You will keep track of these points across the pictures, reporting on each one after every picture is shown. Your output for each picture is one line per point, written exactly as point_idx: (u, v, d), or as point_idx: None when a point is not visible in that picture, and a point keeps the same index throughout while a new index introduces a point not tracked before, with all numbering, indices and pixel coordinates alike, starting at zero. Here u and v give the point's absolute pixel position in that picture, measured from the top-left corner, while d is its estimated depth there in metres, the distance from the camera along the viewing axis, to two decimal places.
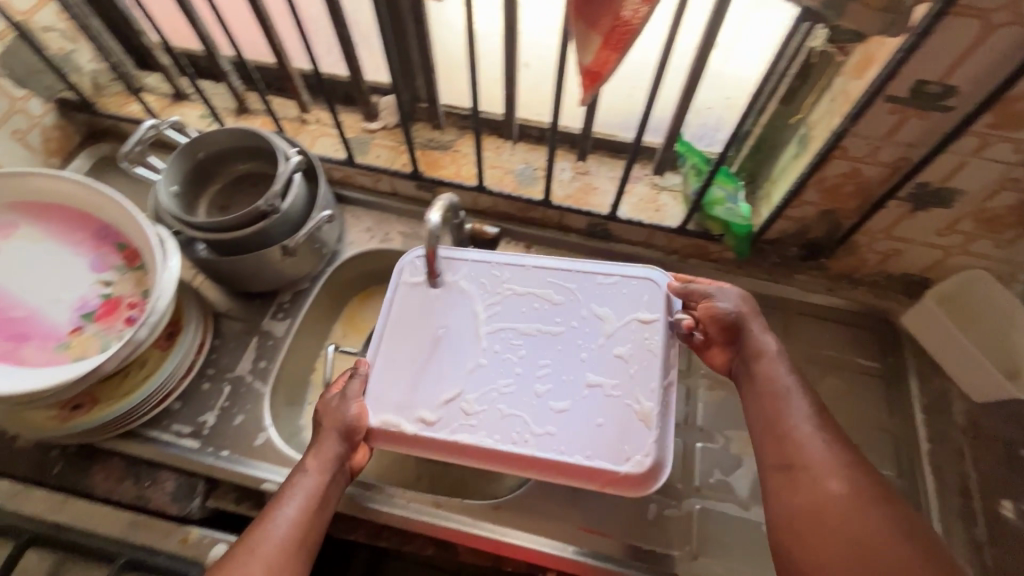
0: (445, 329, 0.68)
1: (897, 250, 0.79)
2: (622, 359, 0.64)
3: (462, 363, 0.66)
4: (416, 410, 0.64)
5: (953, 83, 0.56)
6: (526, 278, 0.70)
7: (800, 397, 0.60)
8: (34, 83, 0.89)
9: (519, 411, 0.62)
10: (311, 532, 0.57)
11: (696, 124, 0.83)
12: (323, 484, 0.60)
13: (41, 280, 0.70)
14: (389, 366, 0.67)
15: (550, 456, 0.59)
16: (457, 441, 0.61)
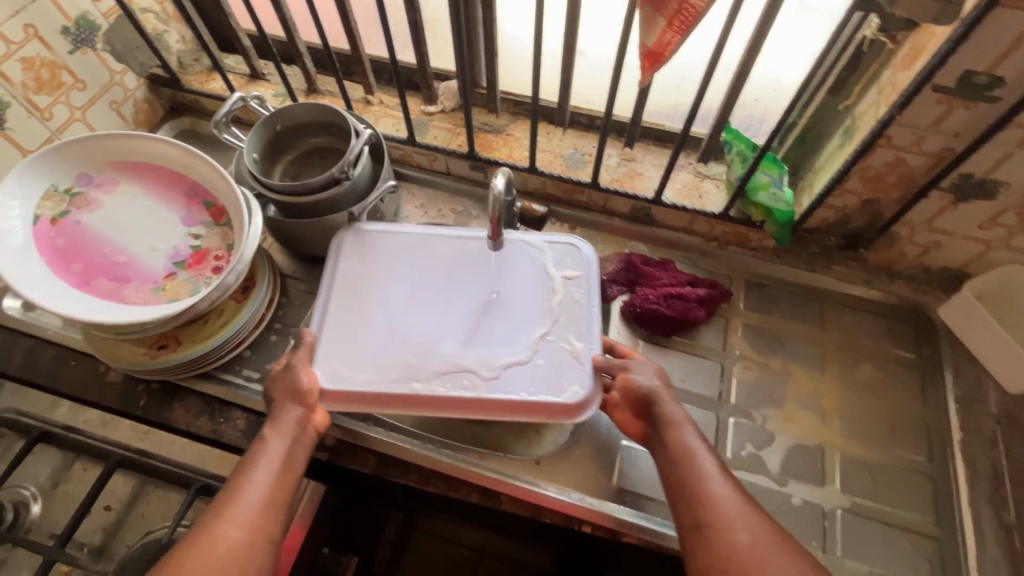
0: (385, 303, 0.77)
1: (937, 243, 0.81)
2: (554, 309, 0.75)
3: (405, 331, 0.74)
4: (365, 370, 0.71)
5: (1000, 74, 0.59)
6: (464, 256, 0.80)
7: (705, 454, 0.61)
8: (131, 59, 0.98)
9: (468, 360, 0.72)
10: (283, 491, 0.61)
11: (742, 115, 0.86)
12: (286, 448, 0.64)
13: (139, 231, 0.78)
14: (337, 335, 0.74)
15: (499, 395, 0.69)
16: (404, 387, 0.70)
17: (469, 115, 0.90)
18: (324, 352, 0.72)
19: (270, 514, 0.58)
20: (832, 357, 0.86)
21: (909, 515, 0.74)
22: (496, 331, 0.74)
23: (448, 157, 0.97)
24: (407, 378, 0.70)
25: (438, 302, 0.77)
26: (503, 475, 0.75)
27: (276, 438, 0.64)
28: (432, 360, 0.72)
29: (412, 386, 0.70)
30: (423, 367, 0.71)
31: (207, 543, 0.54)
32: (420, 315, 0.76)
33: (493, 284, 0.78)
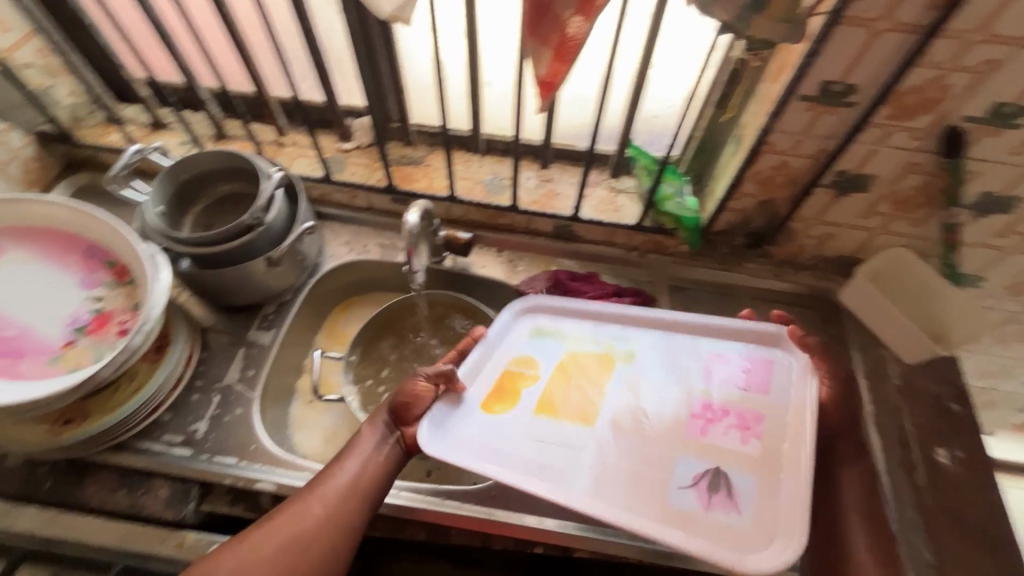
0: (543, 461, 0.67)
1: (830, 234, 0.88)
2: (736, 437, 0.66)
3: (587, 424, 0.70)
4: (557, 340, 0.79)
5: (852, 82, 0.66)
6: (573, 456, 0.67)
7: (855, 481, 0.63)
8: (15, 116, 0.93)
9: (736, 398, 0.69)
10: (363, 488, 0.67)
11: (645, 131, 0.91)
12: (376, 445, 0.71)
13: (32, 300, 0.72)
14: (508, 363, 0.77)
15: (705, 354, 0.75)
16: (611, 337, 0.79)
17: (384, 150, 0.91)
18: (520, 335, 0.80)
19: (350, 506, 0.65)
20: None
21: None
22: (728, 441, 0.66)
23: (368, 193, 0.97)
24: (639, 354, 0.76)
25: (635, 454, 0.67)
26: (444, 507, 0.73)
27: (367, 434, 0.71)
28: (681, 375, 0.73)
29: (645, 350, 0.77)
30: (661, 377, 0.73)
31: (296, 518, 0.63)
32: (632, 479, 0.65)
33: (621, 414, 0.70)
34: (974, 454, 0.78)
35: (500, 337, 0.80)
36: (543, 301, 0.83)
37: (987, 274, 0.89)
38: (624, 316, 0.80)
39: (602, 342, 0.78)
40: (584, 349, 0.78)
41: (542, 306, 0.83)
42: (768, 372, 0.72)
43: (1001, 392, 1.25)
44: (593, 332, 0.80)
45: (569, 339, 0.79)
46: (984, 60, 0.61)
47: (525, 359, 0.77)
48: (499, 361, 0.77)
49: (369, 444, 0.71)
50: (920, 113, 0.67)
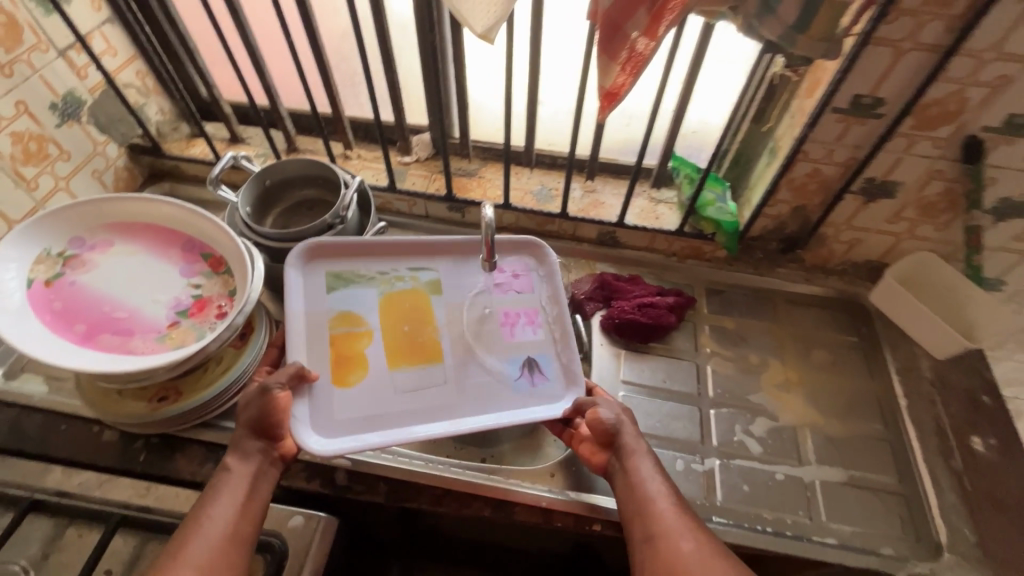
0: (403, 405, 0.74)
1: (858, 239, 0.95)
2: (529, 332, 0.81)
3: (431, 359, 0.78)
4: (360, 267, 0.82)
5: (880, 95, 0.74)
6: (427, 394, 0.75)
7: (657, 476, 0.66)
8: (113, 130, 1.03)
9: (512, 302, 0.83)
10: (244, 529, 0.61)
11: (684, 145, 0.99)
12: (250, 480, 0.65)
13: (138, 287, 0.79)
14: (333, 329, 0.77)
15: (449, 270, 0.84)
16: (352, 258, 0.83)
17: (447, 161, 1.00)
18: (323, 291, 0.79)
19: (227, 550, 0.58)
20: (789, 347, 0.97)
21: (876, 476, 0.83)
22: (526, 335, 0.81)
23: (427, 201, 1.06)
24: (441, 280, 0.83)
25: (463, 368, 0.78)
26: (511, 484, 0.78)
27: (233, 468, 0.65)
28: (482, 291, 0.83)
29: (445, 274, 0.84)
30: (469, 298, 0.82)
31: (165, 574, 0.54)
32: (471, 398, 0.76)
33: (466, 356, 0.79)
34: None
35: (311, 296, 0.78)
36: (318, 259, 0.81)
37: None
38: (422, 248, 0.85)
39: (405, 276, 0.83)
40: (397, 289, 0.82)
41: (347, 266, 0.82)
42: (522, 277, 0.85)
43: None
44: (388, 269, 0.83)
45: (380, 283, 0.82)
46: (998, 76, 0.69)
47: (353, 318, 0.78)
48: (325, 325, 0.77)
49: (240, 476, 0.64)
50: (942, 123, 0.75)
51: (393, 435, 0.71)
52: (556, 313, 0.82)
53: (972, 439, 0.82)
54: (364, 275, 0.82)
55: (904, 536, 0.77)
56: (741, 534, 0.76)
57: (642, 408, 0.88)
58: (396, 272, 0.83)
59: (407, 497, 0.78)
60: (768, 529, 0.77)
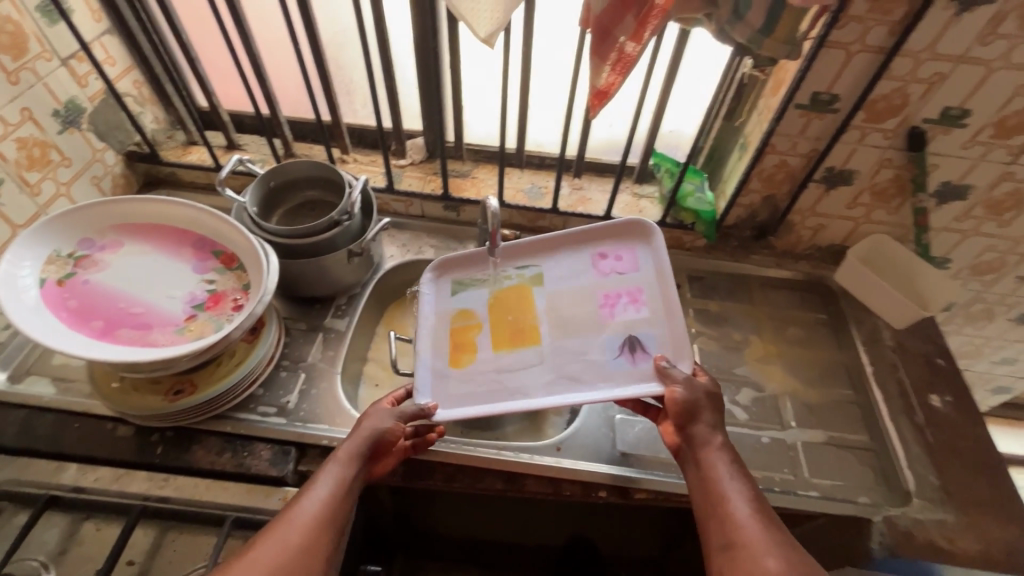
0: (503, 384, 0.79)
1: (822, 225, 1.05)
2: (633, 311, 0.80)
3: (532, 342, 0.82)
4: (477, 270, 0.91)
5: (836, 92, 0.83)
6: (529, 373, 0.79)
7: (737, 476, 0.63)
8: (111, 137, 1.04)
9: (613, 283, 0.83)
10: (336, 516, 0.61)
11: (663, 144, 1.08)
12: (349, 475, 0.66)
13: (153, 283, 0.81)
14: (452, 322, 0.86)
15: (553, 261, 0.88)
16: (471, 265, 0.92)
17: (444, 162, 1.05)
18: (447, 294, 0.90)
19: (320, 537, 0.59)
20: (765, 326, 1.05)
21: (850, 435, 0.91)
22: (628, 315, 0.80)
23: (424, 200, 1.11)
24: (545, 273, 0.87)
25: (561, 351, 0.80)
26: (520, 457, 0.82)
27: (345, 462, 0.68)
28: (583, 277, 0.85)
29: (549, 266, 0.88)
30: (570, 285, 0.85)
31: (270, 549, 0.56)
32: (569, 372, 0.78)
33: (566, 333, 0.81)
34: (963, 399, 0.92)
35: (437, 298, 0.90)
36: (449, 270, 0.92)
37: (953, 254, 1.06)
38: (530, 246, 0.90)
39: (514, 271, 0.89)
40: (506, 283, 0.88)
41: (467, 271, 0.92)
42: (628, 258, 0.84)
43: (975, 372, 1.42)
44: (502, 268, 0.90)
45: (490, 281, 0.89)
46: (933, 74, 0.79)
47: (467, 314, 0.87)
48: (444, 321, 0.87)
49: (342, 470, 0.66)
50: (889, 116, 0.85)
51: (493, 408, 0.76)
52: (665, 289, 0.79)
53: (930, 397, 0.92)
54: (482, 276, 0.91)
55: (878, 487, 0.85)
56: None
57: None
58: (506, 270, 0.90)
59: (422, 475, 0.82)
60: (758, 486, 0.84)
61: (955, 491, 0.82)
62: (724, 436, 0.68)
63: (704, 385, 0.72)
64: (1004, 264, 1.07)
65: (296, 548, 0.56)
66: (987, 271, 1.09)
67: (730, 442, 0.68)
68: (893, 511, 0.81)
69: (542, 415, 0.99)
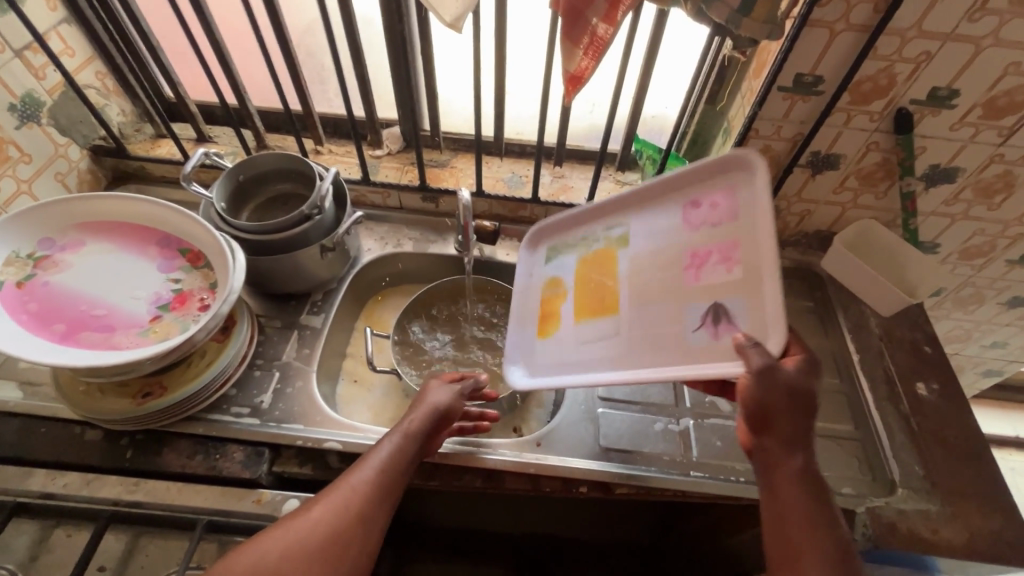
0: (580, 353, 0.82)
1: (809, 211, 1.03)
2: (723, 270, 0.71)
3: (612, 312, 0.81)
4: (567, 237, 0.95)
5: (820, 73, 0.80)
6: (604, 343, 0.79)
7: (813, 509, 0.61)
8: (74, 131, 1.01)
9: (705, 239, 0.75)
10: (390, 482, 0.68)
11: (645, 129, 1.05)
12: (405, 443, 0.72)
13: (117, 284, 0.79)
14: (543, 291, 0.93)
15: (642, 215, 0.86)
16: (565, 231, 0.96)
17: (419, 152, 1.02)
18: (541, 263, 0.97)
19: (375, 501, 0.66)
20: None
21: (836, 425, 0.89)
22: (717, 276, 0.71)
23: (402, 192, 1.08)
24: (632, 234, 0.85)
25: (640, 318, 0.77)
26: (501, 455, 0.81)
27: (400, 437, 0.72)
28: (672, 233, 0.80)
29: (637, 225, 0.85)
30: (657, 243, 0.81)
31: (333, 507, 0.63)
32: (645, 340, 0.75)
33: (647, 298, 0.78)
34: (949, 387, 0.91)
35: (532, 267, 0.97)
36: (542, 238, 0.99)
37: (942, 239, 1.04)
38: (622, 210, 0.89)
39: (603, 237, 0.90)
40: (592, 250, 0.90)
41: (558, 240, 0.97)
42: (726, 203, 0.74)
43: (965, 356, 1.42)
44: (592, 233, 0.92)
45: (580, 249, 0.92)
46: (920, 52, 0.76)
47: (557, 281, 0.92)
48: (539, 291, 0.94)
49: (401, 439, 0.72)
50: (875, 98, 0.83)
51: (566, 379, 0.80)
52: (765, 239, 0.67)
53: (917, 386, 0.90)
54: (572, 243, 0.95)
55: (862, 476, 0.84)
56: (718, 485, 0.81)
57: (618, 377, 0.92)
58: (597, 234, 0.91)
59: None
60: (742, 478, 0.82)
61: (940, 481, 0.81)
62: (804, 454, 0.64)
63: (790, 377, 0.63)
64: (993, 248, 1.05)
65: (352, 513, 0.63)
66: (976, 255, 1.07)
67: (811, 461, 0.64)
68: (877, 502, 0.80)
69: (523, 408, 0.98)
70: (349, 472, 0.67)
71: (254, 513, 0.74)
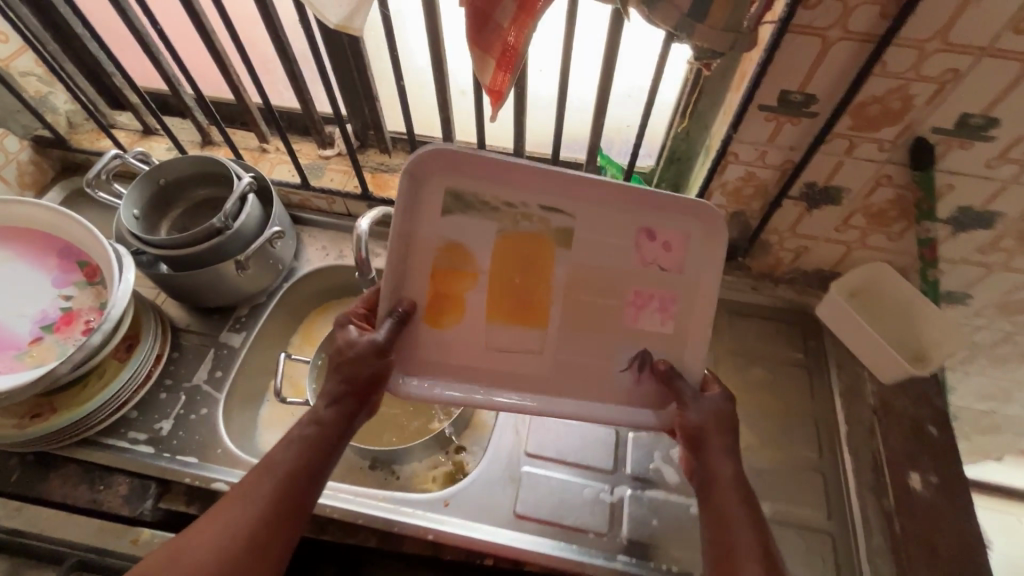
0: (482, 365, 0.63)
1: (806, 248, 0.86)
2: (661, 316, 0.62)
3: (533, 327, 0.63)
4: (474, 188, 0.59)
5: (811, 91, 0.64)
6: (519, 365, 0.63)
7: (749, 528, 0.57)
8: (12, 121, 0.97)
9: (652, 279, 0.62)
10: (302, 486, 0.57)
11: (620, 141, 0.89)
12: (322, 434, 0.60)
13: (9, 298, 0.74)
14: (436, 262, 0.60)
15: (592, 202, 0.60)
16: (478, 172, 0.58)
17: (356, 157, 0.92)
18: (434, 212, 0.59)
19: (283, 508, 0.55)
20: (724, 363, 0.89)
21: (805, 512, 0.76)
22: (652, 324, 0.63)
23: (345, 199, 0.99)
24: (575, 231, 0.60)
25: (567, 345, 0.63)
26: (400, 515, 0.72)
27: (307, 423, 0.60)
28: (616, 258, 0.61)
29: (582, 221, 0.60)
30: (596, 257, 0.61)
31: (234, 518, 0.54)
32: (566, 369, 0.63)
33: (573, 326, 0.63)
34: (951, 480, 0.75)
35: (420, 216, 0.59)
36: (436, 180, 0.59)
37: (974, 291, 0.86)
38: (576, 196, 0.60)
39: (537, 218, 0.60)
40: (518, 231, 0.60)
41: (467, 185, 0.59)
42: (680, 244, 0.61)
43: (1003, 415, 1.21)
44: (519, 200, 0.60)
45: (501, 218, 0.60)
46: (945, 70, 0.59)
47: (460, 255, 0.60)
48: (426, 258, 0.60)
49: (317, 429, 0.60)
50: (884, 124, 0.66)
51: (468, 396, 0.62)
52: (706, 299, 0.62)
53: (909, 477, 0.75)
54: (488, 200, 0.59)
55: None
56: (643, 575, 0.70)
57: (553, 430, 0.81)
58: (529, 208, 0.60)
59: None
60: (673, 568, 0.71)
61: None
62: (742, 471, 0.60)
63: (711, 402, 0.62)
64: None
65: (254, 523, 0.54)
66: (1018, 310, 0.88)
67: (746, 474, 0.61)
68: None
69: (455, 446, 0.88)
70: (253, 470, 0.57)
71: (129, 553, 0.72)
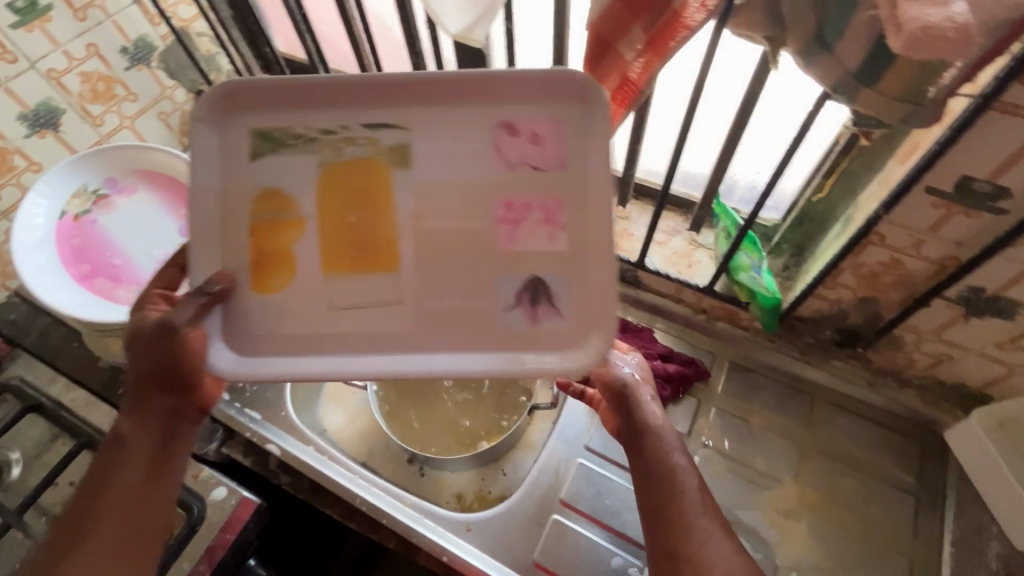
0: (335, 322, 0.49)
1: (950, 357, 0.70)
2: (549, 230, 0.49)
3: (384, 267, 0.49)
4: (271, 115, 0.49)
5: (1003, 184, 0.51)
6: (382, 311, 0.49)
7: (683, 458, 0.59)
8: (182, 76, 1.04)
9: (525, 186, 0.49)
10: (152, 488, 0.53)
11: (744, 188, 0.78)
12: (156, 439, 0.55)
13: (141, 237, 0.85)
14: (251, 215, 0.49)
15: (442, 118, 0.48)
16: (290, 100, 0.49)
17: None
18: (241, 159, 0.49)
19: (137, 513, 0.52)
20: (809, 465, 0.77)
21: None
22: (535, 242, 0.49)
23: None
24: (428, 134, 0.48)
25: (429, 287, 0.49)
26: (422, 527, 0.72)
27: (117, 437, 0.54)
28: (475, 162, 0.49)
29: (425, 127, 0.49)
30: (459, 167, 0.49)
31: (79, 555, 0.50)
32: (439, 324, 0.49)
33: (435, 280, 0.49)
34: None
35: (225, 165, 0.49)
36: (246, 115, 0.49)
37: None
38: (297, 116, 0.49)
39: (363, 140, 0.49)
40: (343, 159, 0.49)
41: (272, 120, 0.49)
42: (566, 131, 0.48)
43: None
44: (339, 124, 0.49)
45: (319, 150, 0.49)
46: None
47: (281, 203, 0.49)
48: (240, 215, 0.49)
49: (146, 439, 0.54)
50: None
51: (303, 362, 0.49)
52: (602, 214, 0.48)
53: None
54: (299, 132, 0.49)
55: None
56: None
57: (595, 486, 0.76)
58: (351, 130, 0.49)
59: (325, 501, 0.76)
60: None
61: None
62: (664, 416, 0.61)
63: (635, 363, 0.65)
64: None
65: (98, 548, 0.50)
66: None
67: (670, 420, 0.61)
68: None
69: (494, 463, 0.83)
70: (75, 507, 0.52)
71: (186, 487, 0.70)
